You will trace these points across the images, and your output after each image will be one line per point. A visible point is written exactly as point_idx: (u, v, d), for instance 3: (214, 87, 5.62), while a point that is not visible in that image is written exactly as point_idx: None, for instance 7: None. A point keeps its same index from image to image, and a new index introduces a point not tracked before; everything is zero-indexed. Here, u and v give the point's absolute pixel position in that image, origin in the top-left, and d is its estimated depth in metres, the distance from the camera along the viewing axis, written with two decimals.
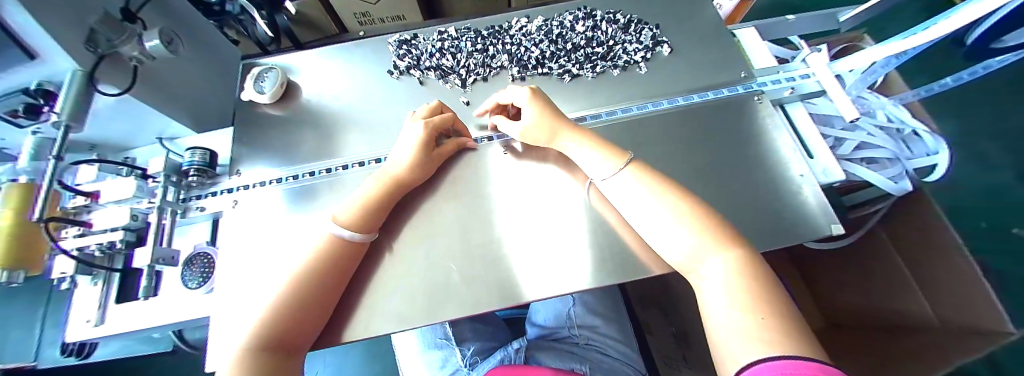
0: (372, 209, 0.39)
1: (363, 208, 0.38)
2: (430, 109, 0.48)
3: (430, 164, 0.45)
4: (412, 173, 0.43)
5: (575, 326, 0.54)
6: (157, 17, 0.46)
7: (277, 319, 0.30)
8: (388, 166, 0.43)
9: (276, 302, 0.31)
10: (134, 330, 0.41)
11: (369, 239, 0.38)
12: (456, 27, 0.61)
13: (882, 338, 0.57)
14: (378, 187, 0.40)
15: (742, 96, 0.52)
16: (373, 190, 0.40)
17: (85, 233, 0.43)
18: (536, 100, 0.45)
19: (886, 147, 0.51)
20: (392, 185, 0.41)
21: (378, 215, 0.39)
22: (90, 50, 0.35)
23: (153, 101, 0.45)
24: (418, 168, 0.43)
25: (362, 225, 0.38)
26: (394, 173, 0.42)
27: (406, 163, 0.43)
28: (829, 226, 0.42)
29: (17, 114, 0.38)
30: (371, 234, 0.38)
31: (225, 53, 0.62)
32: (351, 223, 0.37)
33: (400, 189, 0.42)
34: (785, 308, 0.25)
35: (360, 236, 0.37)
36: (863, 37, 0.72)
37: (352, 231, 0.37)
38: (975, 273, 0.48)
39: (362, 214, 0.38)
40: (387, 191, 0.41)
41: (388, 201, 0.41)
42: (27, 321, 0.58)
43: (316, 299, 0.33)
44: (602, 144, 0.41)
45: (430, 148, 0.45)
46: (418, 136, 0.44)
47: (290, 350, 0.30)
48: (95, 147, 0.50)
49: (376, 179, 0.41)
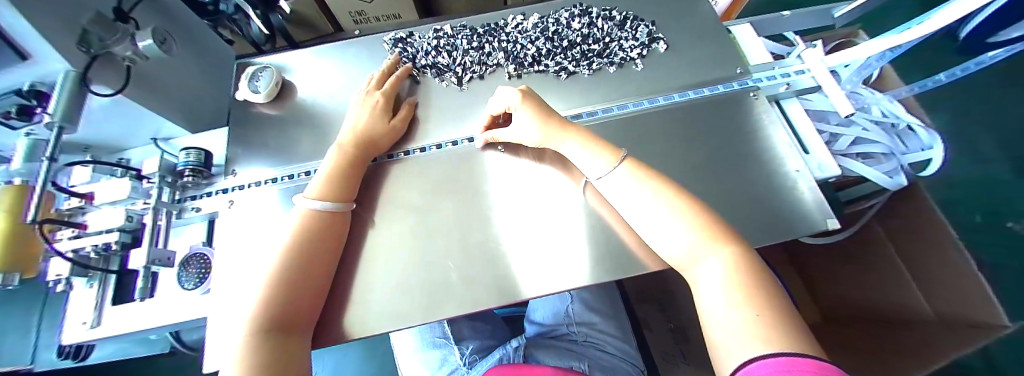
0: (340, 180, 0.41)
1: (330, 179, 0.40)
2: (375, 80, 0.50)
3: (392, 126, 0.48)
4: (374, 134, 0.45)
5: (574, 323, 0.54)
6: (151, 17, 0.46)
7: (275, 319, 0.30)
8: (346, 133, 0.45)
9: (272, 303, 0.30)
10: (131, 332, 0.40)
11: (347, 207, 0.40)
12: (452, 25, 0.61)
13: (877, 331, 0.57)
14: (339, 154, 0.42)
15: (737, 93, 0.53)
16: (335, 160, 0.42)
17: (81, 235, 0.43)
18: (529, 103, 0.44)
19: (881, 142, 0.51)
20: (354, 151, 0.43)
21: (346, 183, 0.41)
22: (81, 50, 0.35)
23: (146, 101, 0.45)
24: (378, 130, 0.46)
25: (335, 196, 0.39)
26: (353, 137, 0.44)
27: (364, 126, 0.45)
28: (824, 221, 0.42)
29: (9, 116, 0.38)
30: (348, 204, 0.40)
31: (220, 52, 0.62)
32: (321, 195, 0.39)
33: (366, 150, 0.44)
34: (781, 304, 0.25)
35: (335, 205, 0.39)
36: (858, 32, 0.72)
37: (324, 202, 0.38)
38: (971, 270, 0.49)
39: (329, 186, 0.40)
40: (350, 156, 0.42)
41: (354, 167, 0.42)
42: (24, 324, 0.58)
43: (308, 301, 0.33)
44: (590, 139, 0.41)
45: (386, 117, 0.47)
46: (370, 107, 0.47)
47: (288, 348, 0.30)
48: (89, 149, 0.49)
49: (338, 148, 0.43)
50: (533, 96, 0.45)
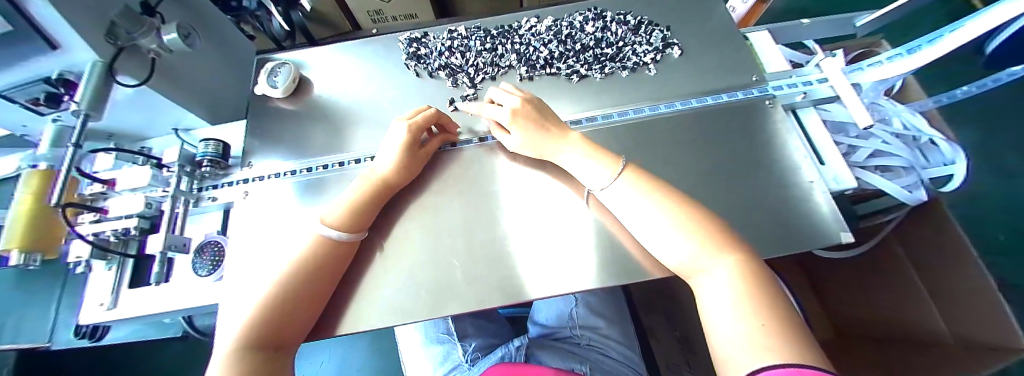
0: (359, 210, 0.39)
1: (352, 208, 0.39)
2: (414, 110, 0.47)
3: (415, 163, 0.45)
4: (397, 175, 0.43)
5: (577, 326, 0.54)
6: (176, 11, 0.48)
7: (271, 315, 0.30)
8: (373, 168, 0.43)
9: (266, 299, 0.31)
10: (146, 315, 0.42)
11: (358, 238, 0.38)
12: (467, 26, 0.62)
13: (892, 350, 0.56)
14: (364, 190, 0.40)
15: (752, 100, 0.52)
16: (358, 191, 0.40)
17: (101, 219, 0.45)
18: (522, 112, 0.45)
19: (901, 156, 0.50)
20: (378, 187, 0.41)
21: (366, 215, 0.40)
22: (110, 42, 0.36)
23: (170, 92, 0.46)
24: (403, 168, 0.44)
25: (351, 226, 0.38)
26: (382, 174, 0.42)
27: (393, 164, 0.43)
28: (839, 234, 0.41)
29: (38, 103, 0.40)
30: (362, 234, 0.39)
31: (239, 46, 0.63)
32: (339, 224, 0.37)
33: (388, 191, 0.42)
34: (790, 315, 0.25)
35: (349, 236, 0.37)
36: (881, 42, 0.69)
37: (339, 231, 0.37)
38: (991, 289, 0.46)
39: (350, 214, 0.38)
40: (373, 192, 0.41)
41: (376, 202, 0.41)
42: (45, 302, 0.60)
43: (305, 302, 0.33)
44: (598, 150, 0.41)
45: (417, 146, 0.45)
46: (401, 141, 0.44)
47: (278, 350, 0.30)
48: (113, 136, 0.51)
49: (363, 180, 0.41)
50: (531, 106, 0.45)
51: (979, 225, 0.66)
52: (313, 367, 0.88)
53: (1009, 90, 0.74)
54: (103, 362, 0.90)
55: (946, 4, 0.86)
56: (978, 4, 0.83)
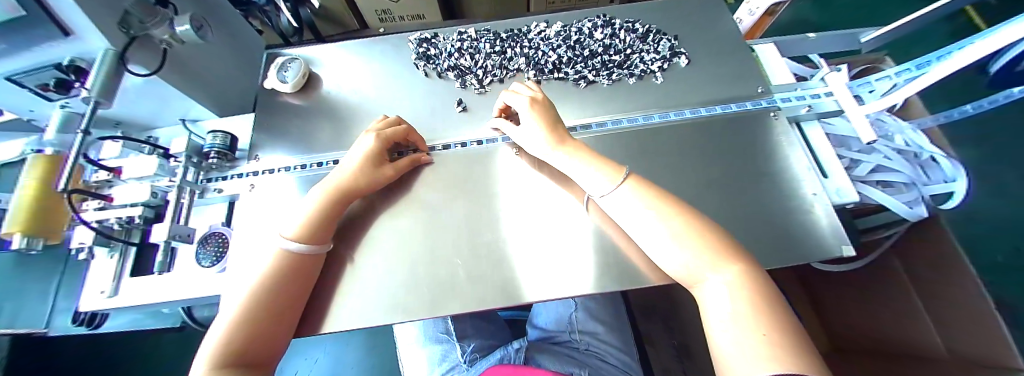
0: (321, 221, 0.38)
1: (310, 219, 0.37)
2: (382, 123, 0.47)
3: (380, 175, 0.44)
4: (360, 182, 0.42)
5: (576, 331, 0.55)
6: (190, 4, 0.48)
7: (256, 310, 0.31)
8: (331, 177, 0.42)
9: (246, 300, 0.31)
10: (147, 303, 0.42)
11: (323, 251, 0.37)
12: (476, 28, 0.62)
13: (890, 363, 0.56)
14: (323, 198, 0.39)
15: (757, 112, 0.52)
16: (319, 201, 0.38)
17: (105, 207, 0.45)
18: (536, 108, 0.45)
19: (902, 172, 0.50)
20: (338, 194, 0.40)
21: (328, 227, 0.38)
22: (123, 31, 0.37)
23: (179, 83, 0.46)
24: (365, 176, 0.42)
25: (313, 239, 0.36)
26: (338, 182, 0.41)
27: (351, 170, 0.42)
28: (839, 247, 0.41)
29: (48, 88, 0.40)
30: (324, 246, 0.37)
31: (247, 39, 0.64)
32: (298, 236, 0.36)
33: (347, 199, 0.41)
34: (788, 323, 0.25)
35: (311, 248, 0.36)
36: (885, 59, 0.70)
37: (300, 243, 0.35)
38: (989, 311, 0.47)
39: (310, 225, 0.37)
40: (333, 202, 0.39)
41: (333, 213, 0.39)
42: (44, 289, 0.60)
43: (290, 298, 0.33)
44: (594, 156, 0.41)
45: (379, 160, 0.44)
46: (367, 148, 0.43)
47: (259, 356, 0.30)
48: (120, 124, 0.51)
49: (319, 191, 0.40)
50: (546, 105, 0.46)
51: (977, 246, 0.66)
52: (309, 363, 0.88)
53: (1011, 111, 0.76)
54: (98, 351, 0.90)
55: (952, 24, 0.88)
56: (982, 27, 0.84)
